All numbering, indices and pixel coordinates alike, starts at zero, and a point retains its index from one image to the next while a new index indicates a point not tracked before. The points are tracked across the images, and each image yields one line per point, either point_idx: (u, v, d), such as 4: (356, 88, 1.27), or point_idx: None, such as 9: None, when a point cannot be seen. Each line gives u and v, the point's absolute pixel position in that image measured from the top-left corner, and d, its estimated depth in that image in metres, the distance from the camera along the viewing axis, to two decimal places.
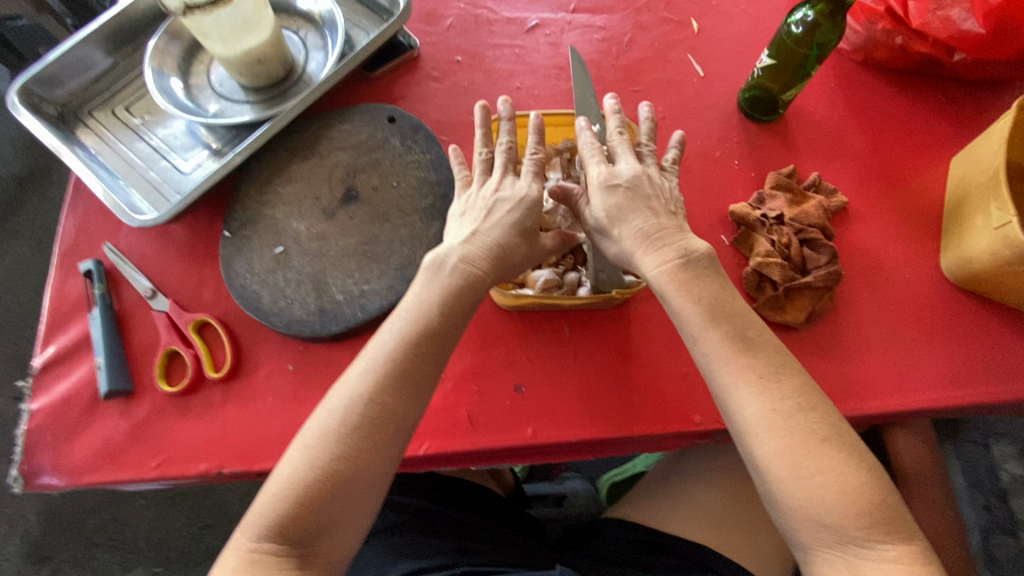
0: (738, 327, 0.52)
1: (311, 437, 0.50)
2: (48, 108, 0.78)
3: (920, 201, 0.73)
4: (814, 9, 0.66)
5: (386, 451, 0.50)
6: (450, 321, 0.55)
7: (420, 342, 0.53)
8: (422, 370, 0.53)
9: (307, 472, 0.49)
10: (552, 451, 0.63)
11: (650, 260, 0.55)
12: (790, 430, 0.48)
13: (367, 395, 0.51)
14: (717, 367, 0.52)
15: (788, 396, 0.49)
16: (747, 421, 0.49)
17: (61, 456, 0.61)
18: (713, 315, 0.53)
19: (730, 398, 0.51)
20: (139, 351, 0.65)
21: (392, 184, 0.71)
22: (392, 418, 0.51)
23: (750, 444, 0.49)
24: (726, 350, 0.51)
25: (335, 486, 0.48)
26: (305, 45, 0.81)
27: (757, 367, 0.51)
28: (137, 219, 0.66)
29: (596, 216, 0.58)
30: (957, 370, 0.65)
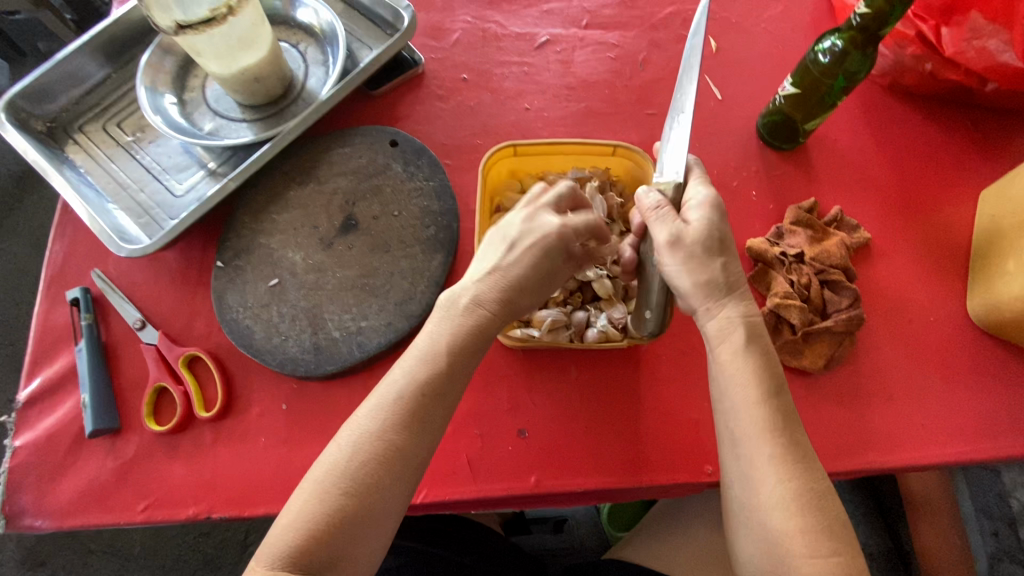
0: (783, 405, 0.49)
1: (324, 473, 0.47)
2: (37, 123, 0.74)
3: (947, 238, 0.70)
4: (843, 38, 0.62)
5: (397, 487, 0.47)
6: (468, 359, 0.52)
7: (433, 383, 0.50)
8: (436, 411, 0.50)
9: (315, 511, 0.45)
10: (556, 499, 0.61)
11: (734, 305, 0.51)
12: (818, 513, 0.45)
13: (382, 433, 0.48)
14: (748, 442, 0.48)
15: (815, 476, 0.47)
16: (773, 498, 0.46)
17: (46, 495, 0.59)
18: (768, 387, 0.49)
19: (758, 471, 0.47)
20: (127, 385, 0.63)
21: (392, 213, 0.68)
22: (409, 457, 0.48)
23: (766, 518, 0.46)
24: (766, 423, 0.48)
25: (343, 528, 0.45)
26: (305, 59, 0.77)
27: (792, 445, 0.47)
28: (125, 248, 0.63)
29: (696, 234, 0.51)
30: (983, 422, 0.62)
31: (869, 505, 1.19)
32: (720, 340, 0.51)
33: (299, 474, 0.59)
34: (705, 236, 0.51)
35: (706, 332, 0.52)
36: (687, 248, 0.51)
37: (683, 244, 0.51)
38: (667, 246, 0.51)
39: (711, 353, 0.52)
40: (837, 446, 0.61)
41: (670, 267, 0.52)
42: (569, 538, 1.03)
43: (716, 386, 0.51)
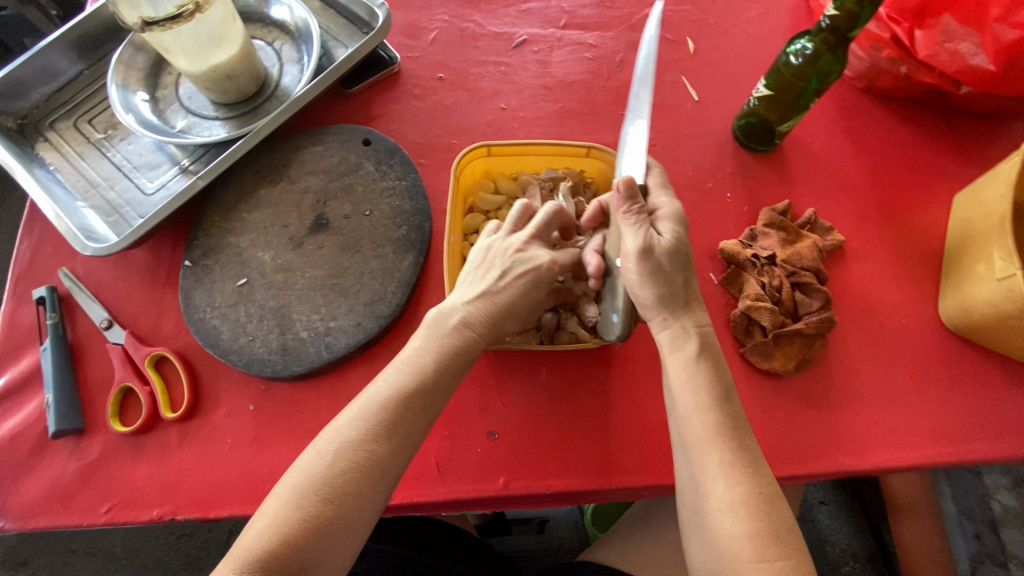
0: (733, 415, 0.52)
1: (301, 478, 0.47)
2: (7, 120, 0.74)
3: (921, 241, 0.70)
4: (813, 41, 0.62)
5: (373, 491, 0.48)
6: (448, 373, 0.53)
7: (415, 395, 0.51)
8: (415, 421, 0.51)
9: (287, 518, 0.45)
10: (525, 502, 0.60)
11: (687, 317, 0.55)
12: (764, 518, 0.47)
13: (361, 441, 0.48)
14: (703, 449, 0.50)
15: (765, 482, 0.49)
16: (722, 502, 0.48)
17: (7, 496, 0.58)
18: (717, 395, 0.52)
19: (708, 476, 0.49)
20: (93, 385, 0.62)
21: (364, 212, 0.67)
22: (386, 463, 0.49)
23: (717, 522, 0.48)
24: (720, 430, 0.50)
25: (317, 535, 0.45)
26: (279, 57, 0.76)
27: (743, 451, 0.50)
28: (91, 246, 0.62)
29: (665, 247, 0.53)
30: (954, 424, 0.62)
31: (853, 505, 1.19)
32: (672, 348, 0.55)
33: (265, 475, 0.58)
34: (672, 250, 0.54)
35: (660, 340, 0.56)
36: (655, 262, 0.53)
37: (654, 258, 0.53)
38: (638, 256, 0.53)
39: (664, 361, 0.55)
40: (807, 449, 0.61)
41: (636, 277, 0.54)
42: (549, 539, 1.04)
43: (671, 393, 0.54)
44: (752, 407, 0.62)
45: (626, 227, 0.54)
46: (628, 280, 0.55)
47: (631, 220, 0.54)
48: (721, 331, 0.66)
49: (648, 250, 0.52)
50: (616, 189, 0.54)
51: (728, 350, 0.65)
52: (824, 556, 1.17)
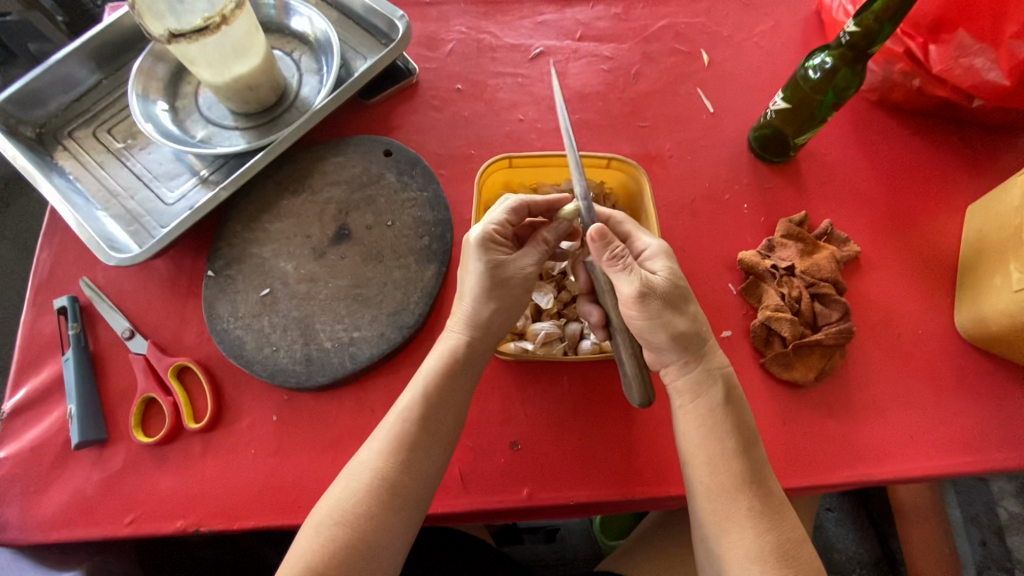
0: (753, 463, 0.52)
1: (327, 510, 0.49)
2: (26, 129, 0.74)
3: (935, 252, 0.70)
4: (832, 55, 0.63)
5: (398, 531, 0.49)
6: (458, 395, 0.55)
7: (435, 435, 0.53)
8: (431, 446, 0.52)
9: (316, 552, 0.47)
10: (549, 512, 0.60)
11: (707, 361, 0.55)
12: (790, 566, 0.48)
13: (381, 469, 0.50)
14: (731, 498, 0.51)
15: (785, 530, 0.50)
16: (750, 552, 0.49)
17: (30, 507, 0.58)
18: (738, 443, 0.52)
19: (736, 525, 0.50)
20: (115, 395, 0.62)
21: (386, 223, 0.68)
22: (405, 491, 0.50)
23: (744, 570, 0.48)
24: (744, 478, 0.51)
25: (346, 567, 0.47)
26: (299, 68, 0.77)
27: (767, 500, 0.51)
28: (114, 256, 0.62)
29: (663, 287, 0.53)
30: (973, 434, 0.63)
31: (859, 511, 1.20)
32: (694, 395, 0.54)
33: (289, 485, 0.58)
34: (667, 292, 0.53)
35: (678, 386, 0.55)
36: (654, 307, 0.52)
37: (654, 300, 0.52)
38: (637, 302, 0.52)
39: (683, 407, 0.55)
40: (827, 459, 0.61)
41: (640, 320, 0.53)
42: (562, 548, 1.03)
43: (686, 442, 0.54)
44: (773, 417, 0.63)
45: (614, 275, 0.53)
46: (632, 325, 0.54)
47: (618, 268, 0.52)
48: (741, 341, 0.66)
49: (645, 293, 0.51)
50: (590, 241, 0.52)
51: (748, 360, 0.65)
52: (832, 563, 1.17)
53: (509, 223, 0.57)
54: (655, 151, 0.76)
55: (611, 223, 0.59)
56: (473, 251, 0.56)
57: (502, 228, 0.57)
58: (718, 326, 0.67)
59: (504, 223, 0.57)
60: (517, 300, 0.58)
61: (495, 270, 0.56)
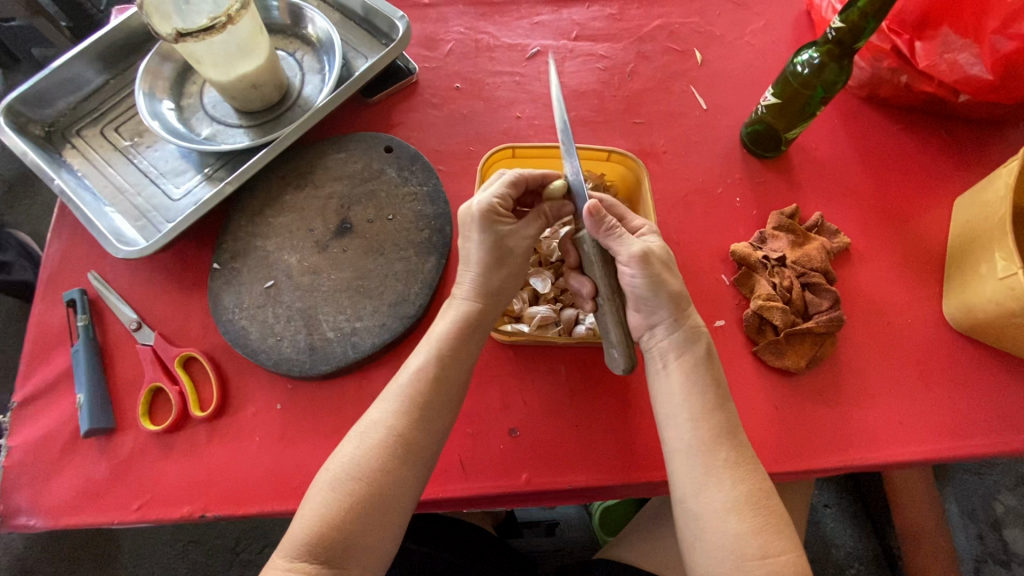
0: (730, 418, 0.54)
1: (339, 467, 0.50)
2: (35, 128, 0.75)
3: (923, 243, 0.72)
4: (820, 51, 0.65)
5: (403, 480, 0.50)
6: (470, 357, 0.57)
7: (433, 388, 0.54)
8: (445, 405, 0.54)
9: (332, 506, 0.48)
10: (547, 497, 0.62)
11: (691, 321, 0.56)
12: (765, 512, 0.50)
13: (396, 426, 0.52)
14: (712, 449, 0.52)
15: (761, 479, 0.52)
16: (727, 502, 0.50)
17: (40, 495, 0.59)
18: (716, 398, 0.54)
19: (713, 476, 0.51)
20: (122, 385, 0.64)
21: (387, 217, 0.69)
22: (420, 448, 0.52)
23: (723, 519, 0.50)
24: (722, 430, 0.53)
25: (363, 516, 0.48)
26: (301, 67, 0.79)
27: (742, 450, 0.53)
28: (122, 249, 0.64)
29: (658, 253, 0.56)
30: (961, 420, 0.64)
31: (855, 505, 1.21)
32: (680, 352, 0.55)
33: (293, 471, 0.60)
34: (664, 256, 0.56)
35: (665, 345, 0.56)
36: (654, 269, 0.54)
37: (653, 262, 0.54)
38: (639, 262, 0.54)
39: (668, 366, 0.56)
40: (820, 444, 0.63)
41: (638, 282, 0.55)
42: (561, 540, 1.04)
43: (668, 400, 0.55)
44: (766, 404, 0.64)
45: (608, 243, 0.55)
46: (631, 288, 0.56)
47: (614, 236, 0.55)
48: (734, 330, 0.68)
49: (646, 254, 0.54)
50: (585, 215, 0.54)
51: (741, 349, 0.67)
52: (829, 557, 1.18)
53: (506, 196, 0.58)
54: (650, 147, 0.78)
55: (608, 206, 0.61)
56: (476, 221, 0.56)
57: (503, 201, 0.58)
58: (712, 316, 0.68)
59: (502, 196, 0.58)
60: (518, 270, 0.60)
61: (499, 241, 0.57)
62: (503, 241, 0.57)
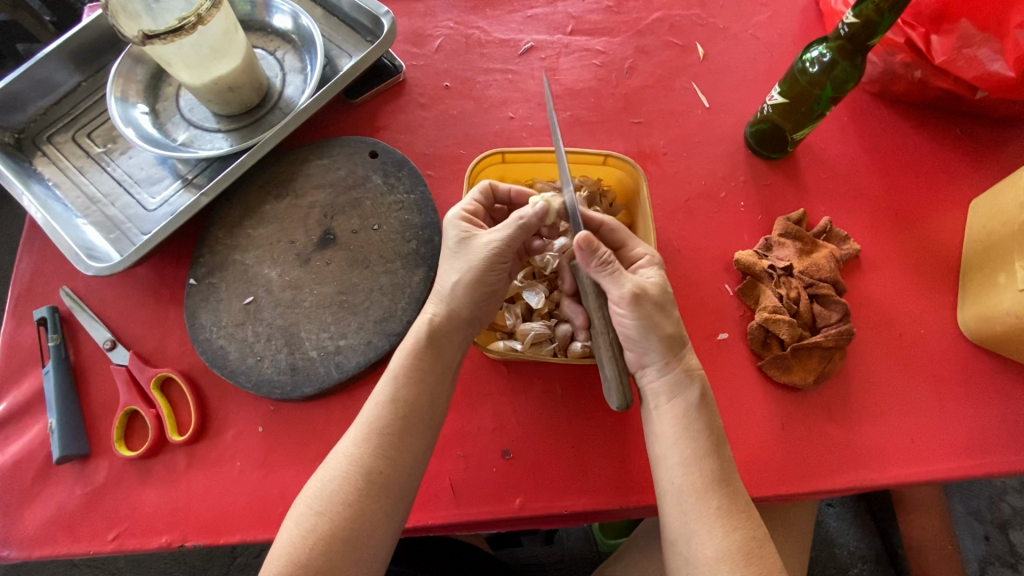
0: (723, 465, 0.51)
1: (307, 500, 0.49)
2: (3, 135, 0.71)
3: (937, 248, 0.69)
4: (830, 48, 0.60)
5: (374, 511, 0.48)
6: (438, 384, 0.54)
7: (403, 411, 0.51)
8: (415, 436, 0.51)
9: (296, 545, 0.46)
10: (542, 520, 0.59)
11: (684, 362, 0.54)
12: (758, 563, 0.48)
13: (358, 456, 0.49)
14: (702, 497, 0.50)
15: (756, 527, 0.49)
16: (718, 552, 0.48)
17: (11, 525, 0.57)
18: (709, 443, 0.51)
19: (703, 524, 0.49)
20: (96, 408, 0.61)
21: (372, 227, 0.66)
22: (386, 483, 0.49)
23: (713, 572, 0.47)
24: (712, 478, 0.50)
25: (334, 552, 0.46)
26: (282, 67, 0.75)
27: (735, 498, 0.50)
28: (94, 266, 0.61)
29: (653, 292, 0.53)
30: (977, 436, 0.61)
31: (861, 507, 1.18)
32: (671, 395, 0.53)
33: (276, 498, 0.57)
34: (659, 295, 0.53)
35: (656, 387, 0.54)
36: (646, 310, 0.52)
37: (643, 305, 0.52)
38: (629, 303, 0.51)
39: (660, 408, 0.54)
40: (828, 463, 0.60)
41: (629, 322, 0.53)
42: (559, 550, 1.02)
43: (660, 442, 0.53)
44: (771, 422, 0.61)
45: (600, 279, 0.52)
46: (621, 327, 0.54)
47: (606, 273, 0.52)
48: (738, 343, 0.64)
49: (637, 296, 0.51)
50: (576, 247, 0.51)
51: (746, 363, 0.64)
52: (833, 559, 1.16)
53: (480, 204, 0.60)
54: (649, 148, 0.74)
55: (605, 232, 0.59)
56: (450, 225, 0.57)
57: (477, 208, 0.59)
58: (714, 328, 0.65)
59: (476, 203, 0.59)
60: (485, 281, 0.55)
61: (463, 240, 0.56)
62: (468, 245, 0.56)
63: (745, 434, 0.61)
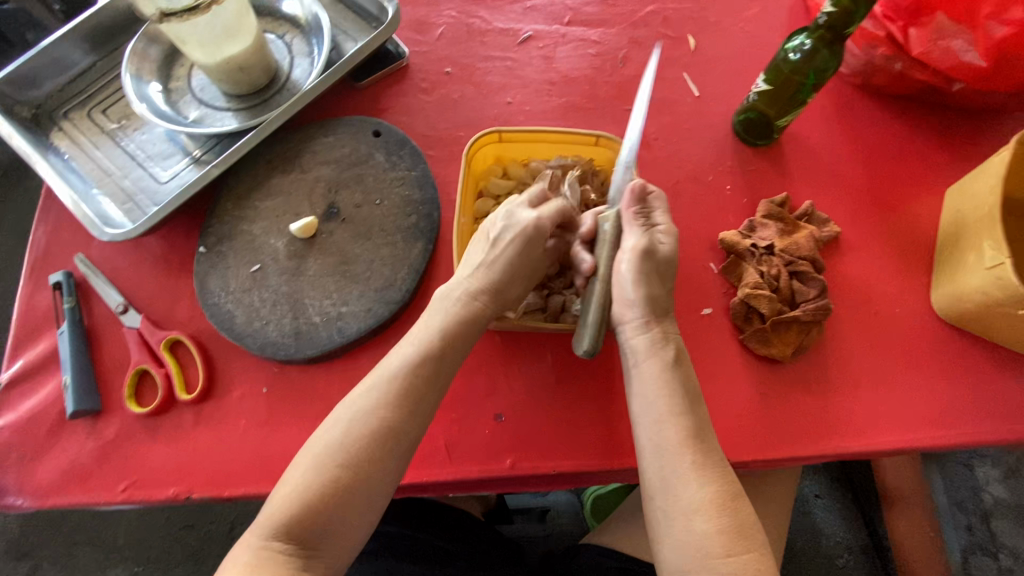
0: (699, 422, 0.54)
1: (320, 449, 0.50)
2: (22, 110, 0.75)
3: (913, 232, 0.72)
4: (811, 37, 0.64)
5: (386, 466, 0.51)
6: (462, 348, 0.57)
7: (428, 372, 0.54)
8: (430, 400, 0.54)
9: (305, 489, 0.48)
10: (531, 481, 0.62)
11: (665, 324, 0.58)
12: (732, 515, 0.50)
13: (377, 411, 0.52)
14: (678, 452, 0.52)
15: (730, 480, 0.52)
16: (694, 503, 0.50)
17: (26, 476, 0.60)
18: (686, 401, 0.54)
19: (678, 478, 0.52)
20: (108, 368, 0.64)
21: (374, 201, 0.69)
22: (421, 395, 0.54)
23: (690, 522, 0.50)
24: (687, 434, 0.53)
25: (336, 502, 0.49)
26: (290, 50, 0.78)
27: (710, 453, 0.53)
28: (108, 232, 0.64)
29: (664, 255, 0.58)
30: (947, 409, 0.64)
31: (847, 497, 1.21)
32: (649, 354, 0.56)
33: (278, 455, 0.60)
34: (667, 260, 0.58)
35: (636, 344, 0.57)
36: (652, 266, 0.56)
37: (653, 261, 0.56)
38: (638, 255, 0.56)
39: (639, 365, 0.57)
40: (805, 431, 0.63)
41: (629, 275, 0.57)
42: (551, 526, 1.05)
43: (640, 399, 0.56)
44: (751, 392, 0.64)
45: (630, 228, 0.58)
46: (619, 278, 0.57)
47: (638, 222, 0.58)
48: (721, 318, 0.68)
49: (649, 251, 0.56)
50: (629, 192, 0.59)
51: (728, 337, 0.67)
52: (819, 549, 1.19)
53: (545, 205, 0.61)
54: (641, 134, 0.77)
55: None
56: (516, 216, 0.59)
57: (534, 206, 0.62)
58: (699, 304, 0.68)
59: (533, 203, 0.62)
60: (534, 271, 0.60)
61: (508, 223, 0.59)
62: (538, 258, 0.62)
63: (726, 402, 0.64)
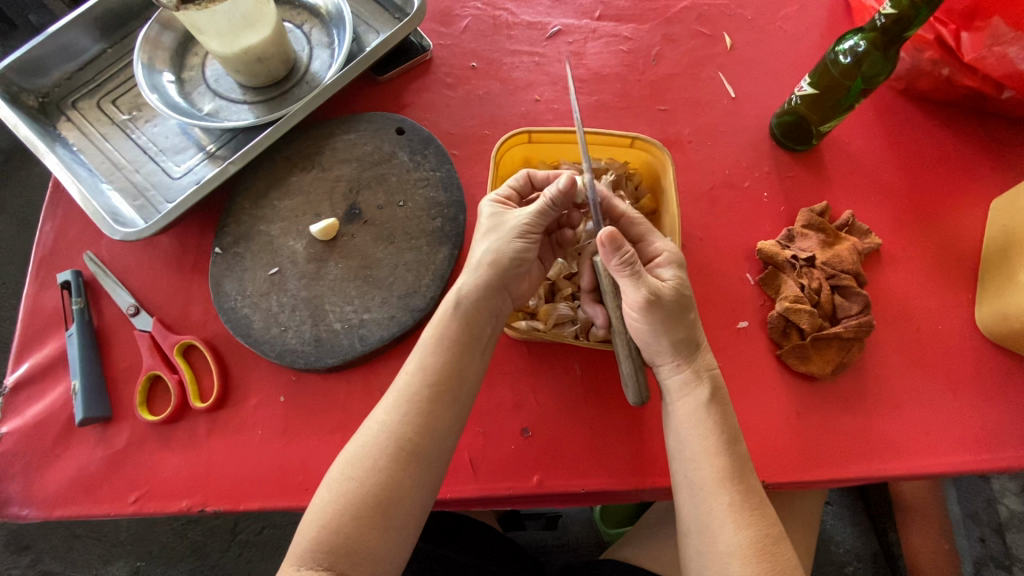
0: (738, 462, 0.51)
1: (341, 467, 0.49)
2: (28, 98, 0.71)
3: (956, 245, 0.69)
4: (865, 38, 0.60)
5: (408, 481, 0.48)
6: (475, 354, 0.54)
7: (438, 380, 0.52)
8: (447, 410, 0.51)
9: (329, 510, 0.47)
10: (558, 499, 0.60)
11: (697, 361, 0.55)
12: (772, 560, 0.47)
13: (389, 423, 0.50)
14: (714, 493, 0.50)
15: (771, 523, 0.49)
16: (731, 547, 0.48)
17: (33, 484, 0.57)
18: (723, 439, 0.51)
19: (714, 518, 0.49)
20: (118, 373, 0.61)
21: (397, 203, 0.66)
22: (432, 403, 0.51)
23: (724, 565, 0.47)
24: (724, 474, 0.50)
25: (359, 522, 0.46)
26: (309, 41, 0.74)
27: (748, 494, 0.50)
28: (119, 230, 0.61)
29: (670, 294, 0.53)
30: (990, 431, 0.62)
31: (858, 504, 1.18)
32: (682, 393, 0.54)
33: (296, 467, 0.57)
34: (676, 298, 0.53)
35: (671, 382, 0.55)
36: (662, 311, 0.52)
37: (661, 307, 0.52)
38: (643, 307, 0.52)
39: (673, 406, 0.54)
40: (843, 452, 0.60)
41: (642, 324, 0.54)
42: (563, 535, 1.03)
43: (676, 437, 0.53)
44: (787, 411, 0.62)
45: (621, 279, 0.52)
46: (635, 327, 0.54)
47: (627, 273, 0.51)
48: (757, 332, 0.65)
49: (651, 302, 0.52)
50: (601, 245, 0.51)
51: (764, 351, 0.64)
52: (830, 556, 1.15)
53: (515, 191, 0.61)
54: (674, 136, 0.74)
55: (625, 224, 0.60)
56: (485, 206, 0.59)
57: (511, 196, 0.60)
58: (734, 317, 0.66)
59: (511, 189, 0.61)
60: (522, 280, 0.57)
61: (497, 219, 0.58)
62: (500, 221, 0.57)
63: (761, 421, 0.62)
